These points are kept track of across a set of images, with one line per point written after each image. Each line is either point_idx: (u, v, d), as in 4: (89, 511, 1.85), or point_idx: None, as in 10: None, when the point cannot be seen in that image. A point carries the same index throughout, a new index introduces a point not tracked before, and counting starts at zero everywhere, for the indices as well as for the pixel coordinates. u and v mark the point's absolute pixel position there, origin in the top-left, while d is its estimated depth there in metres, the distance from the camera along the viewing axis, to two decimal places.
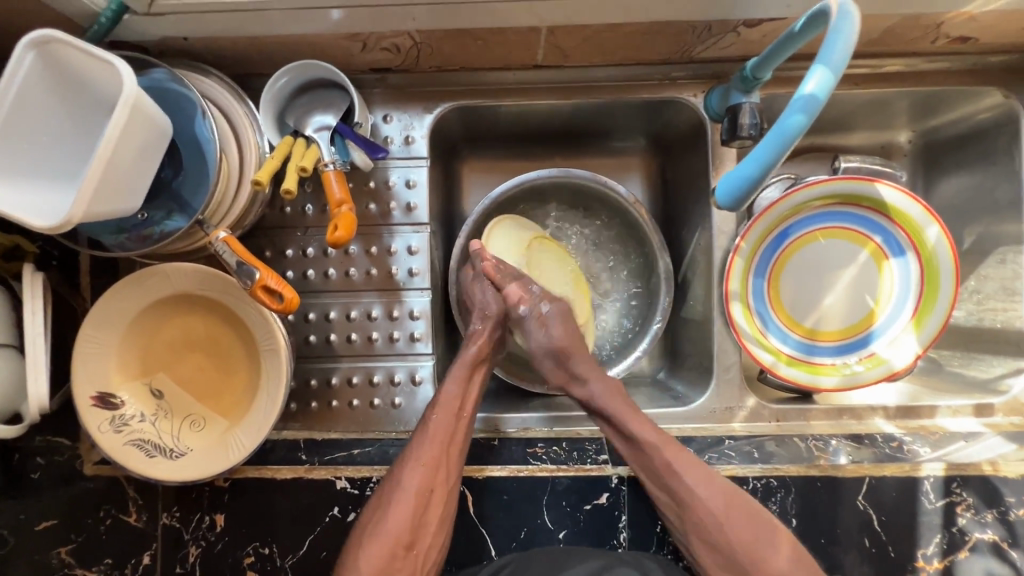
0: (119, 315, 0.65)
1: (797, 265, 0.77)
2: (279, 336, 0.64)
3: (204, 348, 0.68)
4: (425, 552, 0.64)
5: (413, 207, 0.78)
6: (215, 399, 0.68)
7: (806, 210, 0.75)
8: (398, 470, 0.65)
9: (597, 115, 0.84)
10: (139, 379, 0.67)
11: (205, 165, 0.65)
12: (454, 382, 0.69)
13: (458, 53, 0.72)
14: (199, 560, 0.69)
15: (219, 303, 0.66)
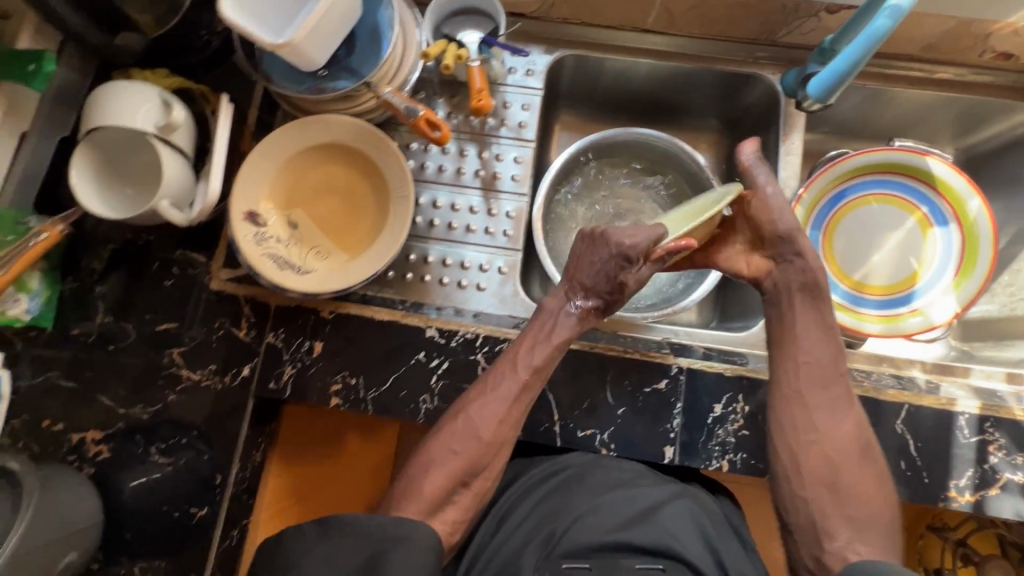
0: (282, 151, 0.77)
1: (850, 224, 0.88)
2: (411, 186, 0.77)
3: (341, 195, 0.80)
4: (481, 492, 0.69)
5: (523, 126, 0.91)
6: (340, 236, 0.79)
7: (862, 176, 0.87)
8: (477, 411, 0.70)
9: (684, 86, 0.98)
10: (281, 208, 0.78)
11: (378, 42, 0.79)
12: (545, 349, 0.73)
13: (587, 5, 0.88)
14: (292, 379, 0.77)
15: (363, 155, 0.79)
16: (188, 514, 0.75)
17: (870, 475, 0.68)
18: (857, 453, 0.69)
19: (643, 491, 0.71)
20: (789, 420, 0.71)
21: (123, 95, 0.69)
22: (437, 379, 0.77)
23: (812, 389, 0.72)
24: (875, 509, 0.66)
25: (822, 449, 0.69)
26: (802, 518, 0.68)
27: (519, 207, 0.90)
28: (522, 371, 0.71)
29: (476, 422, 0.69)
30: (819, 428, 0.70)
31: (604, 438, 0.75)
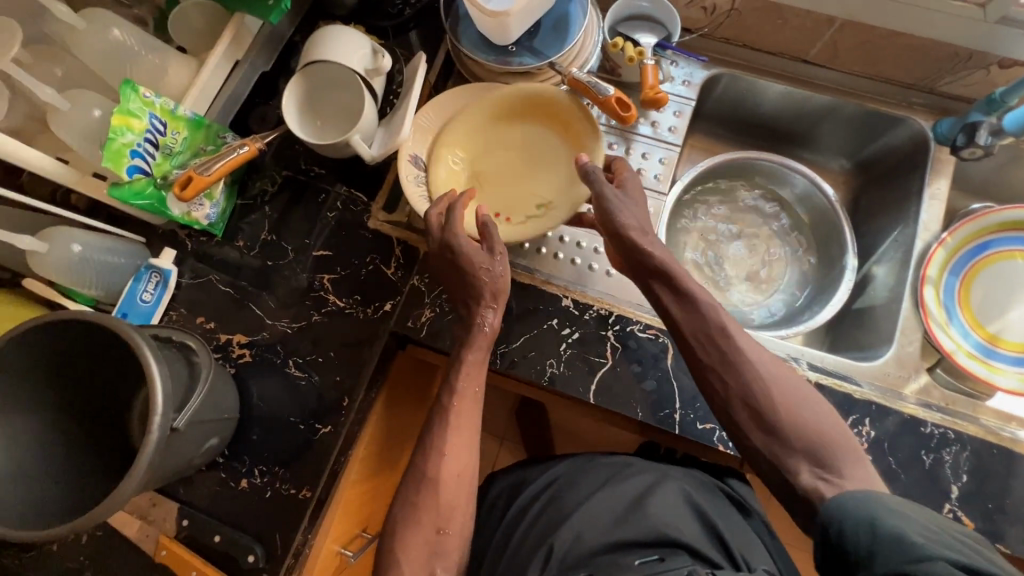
0: (454, 105, 0.84)
1: (989, 276, 0.87)
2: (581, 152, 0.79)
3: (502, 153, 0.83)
4: (461, 527, 0.69)
5: (672, 130, 0.95)
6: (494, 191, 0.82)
7: (1008, 231, 0.88)
8: (423, 461, 0.70)
9: (828, 121, 1.01)
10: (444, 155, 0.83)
11: (565, 29, 0.84)
12: (471, 367, 0.72)
13: (757, 28, 0.93)
14: (429, 321, 0.81)
15: (533, 120, 0.83)
16: (312, 429, 0.79)
17: (802, 403, 0.65)
18: (771, 388, 0.66)
19: (629, 484, 0.75)
20: (709, 389, 0.69)
21: (344, 39, 0.78)
22: (567, 347, 0.79)
23: (698, 347, 0.69)
24: (831, 445, 0.63)
25: (749, 403, 0.66)
26: (787, 495, 0.64)
27: (655, 205, 0.93)
28: (449, 403, 0.71)
29: (428, 459, 0.70)
30: (725, 381, 0.67)
31: (723, 434, 0.76)
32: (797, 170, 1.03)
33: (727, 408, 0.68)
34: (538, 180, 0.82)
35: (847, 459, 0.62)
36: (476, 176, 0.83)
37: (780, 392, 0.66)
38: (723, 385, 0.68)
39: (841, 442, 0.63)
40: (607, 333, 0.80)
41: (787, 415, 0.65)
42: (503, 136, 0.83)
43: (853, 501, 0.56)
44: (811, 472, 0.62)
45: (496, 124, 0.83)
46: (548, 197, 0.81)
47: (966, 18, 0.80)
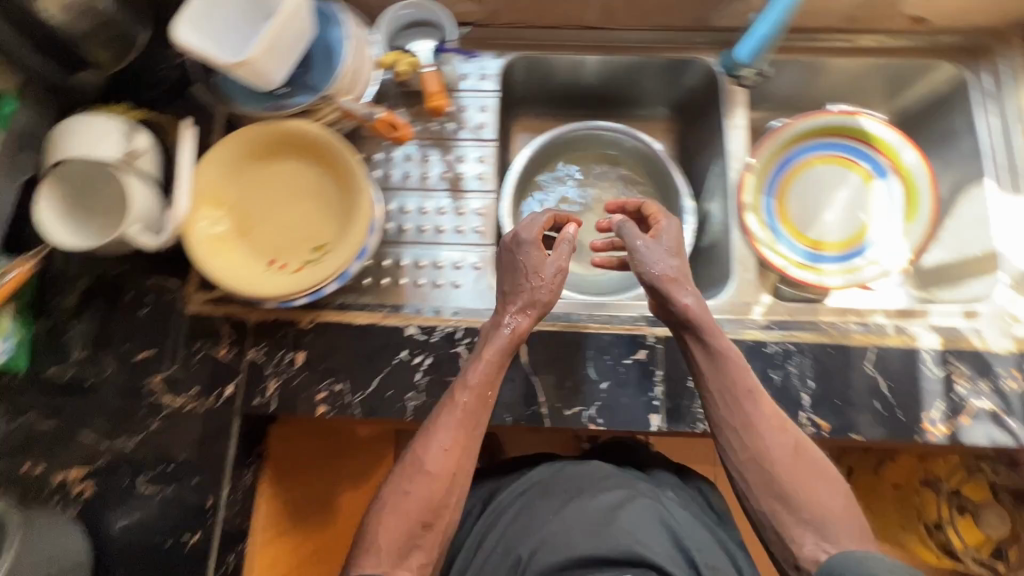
0: (228, 153, 0.77)
1: (799, 187, 0.93)
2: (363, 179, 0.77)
3: (285, 197, 0.79)
4: (445, 527, 0.68)
5: (482, 126, 0.94)
6: (281, 238, 0.78)
7: (805, 141, 0.93)
8: (422, 450, 0.68)
9: (631, 77, 1.04)
10: (219, 208, 0.77)
11: (332, 57, 0.81)
12: (483, 365, 0.71)
13: (532, 7, 0.93)
14: (276, 392, 0.77)
15: (313, 153, 0.79)
16: (183, 541, 0.74)
17: (803, 463, 0.67)
18: (783, 454, 0.67)
19: (607, 495, 0.79)
20: (728, 443, 0.69)
21: (85, 130, 0.70)
22: (422, 375, 0.78)
23: (722, 397, 0.70)
24: (827, 507, 0.65)
25: (759, 459, 0.67)
26: (770, 532, 0.66)
27: (486, 204, 0.93)
28: (456, 394, 0.70)
29: (432, 447, 0.68)
30: (774, 446, 0.68)
31: (591, 414, 0.77)
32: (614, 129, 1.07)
33: (740, 462, 0.68)
34: (308, 217, 0.79)
35: (830, 509, 0.65)
36: (243, 221, 0.78)
37: (790, 449, 0.68)
38: (754, 445, 0.68)
39: (827, 492, 0.66)
40: (458, 350, 0.79)
41: (796, 481, 0.66)
42: (267, 172, 0.79)
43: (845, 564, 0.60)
44: (814, 543, 0.64)
45: (260, 162, 0.79)
46: (323, 236, 0.78)
47: None
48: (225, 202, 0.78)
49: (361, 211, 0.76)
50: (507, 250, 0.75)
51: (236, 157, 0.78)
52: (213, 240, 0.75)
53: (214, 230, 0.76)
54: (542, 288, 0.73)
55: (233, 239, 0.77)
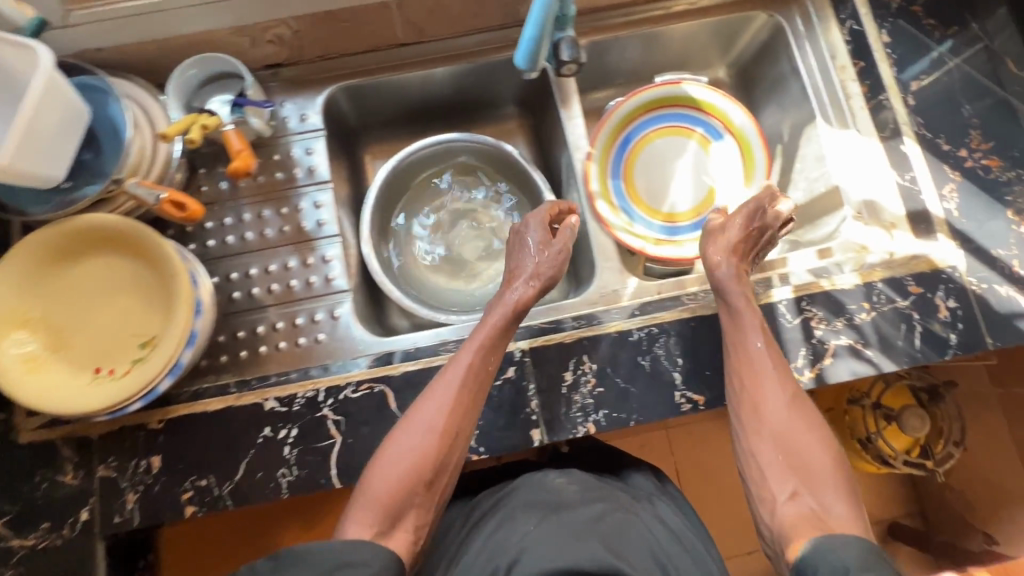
0: (19, 266, 0.71)
1: (644, 164, 0.94)
2: (179, 262, 0.72)
3: (100, 296, 0.74)
4: (443, 491, 0.69)
5: (314, 169, 0.90)
6: (103, 343, 0.72)
7: (639, 118, 0.93)
8: (424, 407, 0.70)
9: (464, 84, 1.01)
10: (25, 328, 0.71)
11: (117, 138, 0.75)
12: (488, 329, 0.75)
13: (334, 37, 0.89)
14: (138, 505, 0.72)
15: (119, 243, 0.74)
16: None
17: (804, 435, 0.70)
18: (787, 413, 0.71)
19: (589, 507, 0.75)
20: (741, 398, 0.73)
21: None
22: (291, 448, 0.74)
23: (735, 351, 0.75)
24: (824, 486, 0.67)
25: (762, 411, 0.71)
26: (758, 483, 0.70)
27: (339, 249, 0.89)
28: (461, 355, 0.73)
29: (440, 401, 0.69)
30: (778, 403, 0.71)
31: (472, 444, 0.75)
32: (464, 137, 1.03)
33: (746, 413, 0.72)
34: (130, 312, 0.73)
35: (825, 490, 0.67)
36: (57, 333, 0.72)
37: (802, 420, 0.71)
38: (766, 396, 0.72)
39: (827, 474, 0.67)
40: (323, 413, 0.75)
41: (798, 456, 0.69)
42: (75, 275, 0.73)
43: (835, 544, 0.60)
44: (799, 503, 0.66)
45: (62, 265, 0.73)
46: (149, 329, 0.73)
47: None
48: (32, 319, 0.72)
49: (179, 296, 0.71)
50: (522, 230, 0.84)
51: (32, 268, 0.71)
52: (21, 363, 0.69)
53: (21, 353, 0.69)
54: (547, 261, 0.80)
55: (48, 357, 0.71)
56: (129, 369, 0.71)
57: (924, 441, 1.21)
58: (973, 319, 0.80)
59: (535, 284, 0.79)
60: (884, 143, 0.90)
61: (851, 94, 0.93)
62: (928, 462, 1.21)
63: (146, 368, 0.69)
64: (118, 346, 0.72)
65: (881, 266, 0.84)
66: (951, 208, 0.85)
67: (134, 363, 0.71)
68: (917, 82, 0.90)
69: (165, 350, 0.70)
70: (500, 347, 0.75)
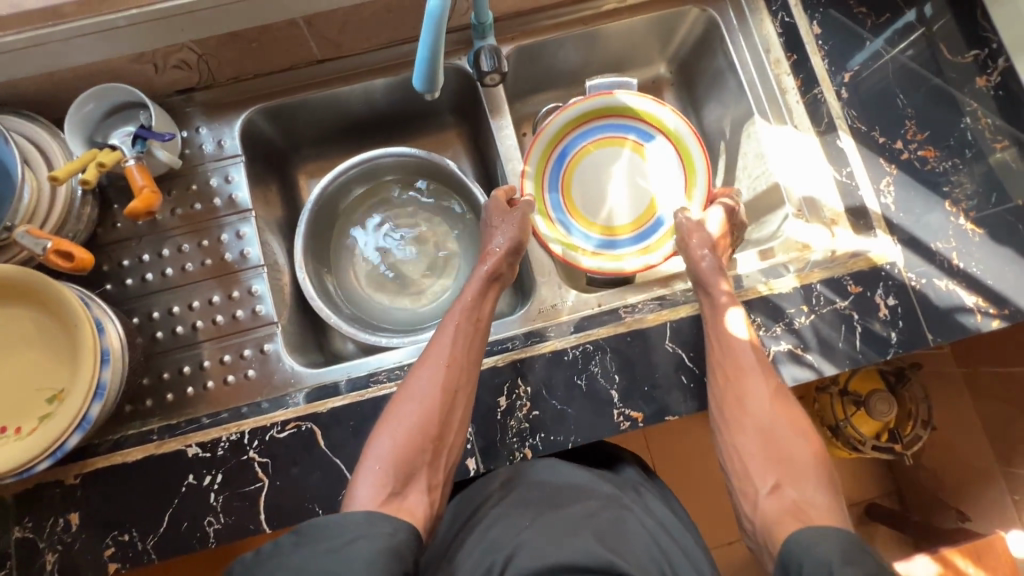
0: None
1: (582, 176, 0.91)
2: (81, 311, 0.68)
3: (4, 350, 0.70)
4: (451, 451, 0.68)
5: (236, 197, 0.87)
6: (8, 400, 0.69)
7: (575, 130, 0.90)
8: (415, 379, 0.69)
9: (392, 97, 0.98)
10: None
11: (10, 182, 0.71)
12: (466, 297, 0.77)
13: (245, 59, 0.85)
14: (57, 565, 0.69)
15: (19, 293, 0.70)
16: None
17: (789, 421, 0.70)
18: (768, 405, 0.70)
19: (583, 503, 0.69)
20: (722, 391, 0.72)
21: None
22: (216, 495, 0.71)
23: (718, 337, 0.74)
24: (808, 474, 0.66)
25: (743, 401, 0.71)
26: (740, 474, 0.69)
27: (265, 279, 0.85)
28: (444, 324, 0.74)
29: (437, 361, 0.70)
30: (758, 392, 0.71)
31: None
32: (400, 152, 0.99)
33: (726, 401, 0.71)
34: (36, 365, 0.70)
35: (811, 478, 0.65)
36: None
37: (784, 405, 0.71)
38: (749, 386, 0.71)
39: (809, 461, 0.67)
40: (249, 456, 0.72)
41: (784, 445, 0.68)
42: None
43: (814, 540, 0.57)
44: (774, 492, 0.65)
45: None
46: (57, 382, 0.69)
47: None
48: None
49: (84, 347, 0.67)
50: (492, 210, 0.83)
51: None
52: None
53: None
54: (509, 225, 0.81)
55: None
56: (37, 426, 0.67)
57: (891, 425, 1.19)
58: (913, 316, 0.78)
59: (509, 248, 0.80)
60: (821, 138, 0.88)
61: (787, 89, 0.91)
62: (897, 446, 1.18)
63: (52, 425, 0.66)
64: (26, 402, 0.69)
65: (820, 266, 0.82)
66: (888, 202, 0.83)
67: (42, 419, 0.68)
68: (852, 73, 0.89)
69: (72, 406, 0.67)
70: (480, 315, 0.76)
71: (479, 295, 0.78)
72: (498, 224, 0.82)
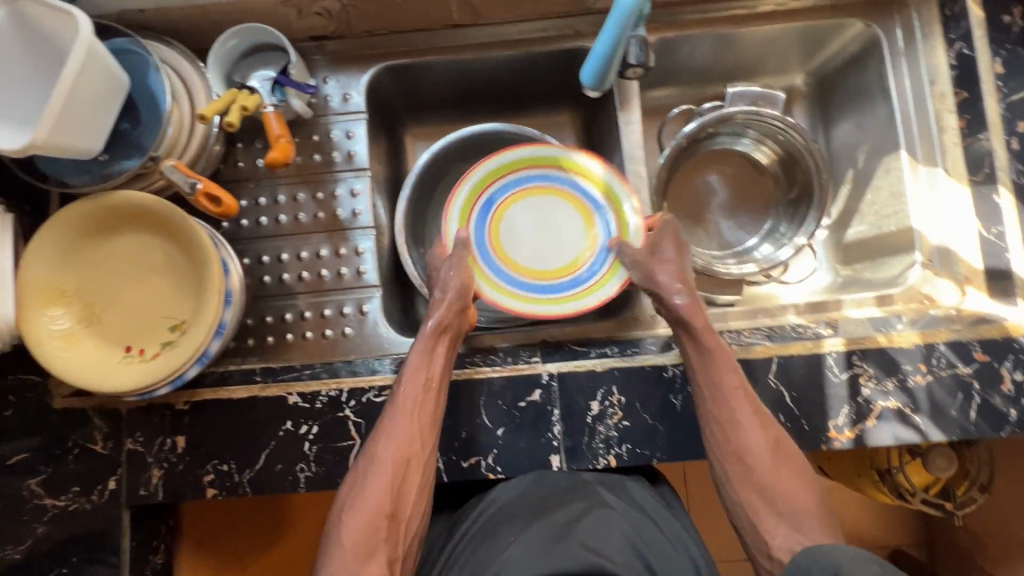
0: (57, 239, 0.70)
1: (508, 233, 0.83)
2: (213, 253, 0.71)
3: (133, 276, 0.73)
4: (410, 518, 0.68)
5: (354, 155, 0.86)
6: (135, 323, 0.72)
7: (484, 190, 0.82)
8: (373, 446, 0.69)
9: (516, 71, 0.95)
10: (61, 300, 0.71)
11: (158, 113, 0.73)
12: (415, 356, 0.73)
13: (384, 13, 0.82)
14: (162, 481, 0.74)
15: (156, 223, 0.72)
16: None
17: (782, 458, 0.68)
18: (758, 448, 0.68)
19: (565, 507, 0.66)
20: (712, 437, 0.70)
21: None
22: (311, 445, 0.74)
23: (709, 396, 0.70)
24: (810, 512, 0.65)
25: (736, 450, 0.68)
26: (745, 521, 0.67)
27: (371, 241, 0.86)
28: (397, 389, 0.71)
29: (387, 432, 0.69)
30: (745, 437, 0.68)
31: (489, 462, 0.74)
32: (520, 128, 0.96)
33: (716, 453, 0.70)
34: (162, 293, 0.73)
35: (812, 512, 0.65)
36: (90, 309, 0.72)
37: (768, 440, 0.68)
38: (738, 432, 0.69)
39: (806, 494, 0.66)
40: (345, 414, 0.75)
41: (783, 487, 0.67)
42: (108, 252, 0.73)
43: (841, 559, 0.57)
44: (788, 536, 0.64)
45: (96, 240, 0.72)
46: (180, 313, 0.72)
47: None
48: (67, 292, 0.72)
49: (210, 287, 0.70)
50: (433, 267, 0.80)
51: (67, 241, 0.71)
52: (56, 337, 0.70)
53: (57, 326, 0.70)
54: (451, 281, 0.77)
55: (82, 331, 0.71)
56: (158, 352, 0.71)
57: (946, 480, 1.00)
58: None
59: (456, 297, 0.76)
60: (974, 189, 0.82)
61: (946, 128, 0.84)
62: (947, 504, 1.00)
63: (176, 355, 0.70)
64: (151, 327, 0.72)
65: (944, 323, 0.78)
66: None
67: (164, 346, 0.71)
68: None
69: (194, 339, 0.70)
70: (434, 369, 0.73)
71: (427, 353, 0.74)
72: (441, 272, 0.79)
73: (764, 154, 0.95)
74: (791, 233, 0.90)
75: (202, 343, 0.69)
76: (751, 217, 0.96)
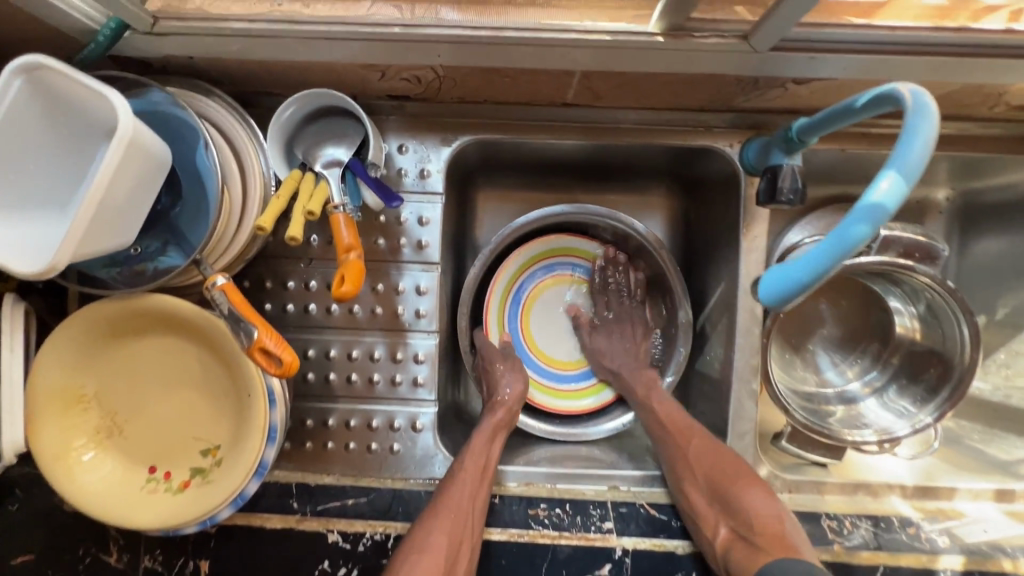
0: (79, 341, 0.59)
1: (541, 315, 0.88)
2: (260, 383, 0.59)
3: (165, 384, 0.63)
4: None
5: (424, 245, 0.73)
6: (164, 438, 0.63)
7: (521, 274, 0.86)
8: (422, 525, 0.63)
9: (622, 154, 0.80)
10: (77, 408, 0.60)
11: (204, 196, 0.59)
12: (478, 440, 0.71)
13: (485, 87, 0.67)
14: None
15: (195, 331, 0.61)
16: None
17: (713, 458, 0.69)
18: (698, 467, 0.69)
19: None
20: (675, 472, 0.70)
21: None
22: None
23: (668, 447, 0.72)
24: (749, 499, 0.65)
25: (699, 483, 0.68)
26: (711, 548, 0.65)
27: (431, 347, 0.74)
28: (455, 470, 0.67)
29: (439, 508, 0.64)
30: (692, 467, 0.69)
31: None
32: (611, 213, 0.82)
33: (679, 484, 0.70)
34: (197, 410, 0.63)
35: (751, 496, 0.65)
36: (112, 419, 0.62)
37: (696, 444, 0.70)
38: (695, 465, 0.69)
39: (742, 483, 0.66)
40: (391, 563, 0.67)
41: (720, 483, 0.67)
42: (137, 354, 0.62)
43: (778, 565, 0.58)
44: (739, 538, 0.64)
45: (124, 340, 0.62)
46: (215, 436, 0.63)
47: (729, 53, 0.55)
48: (86, 397, 0.61)
49: (253, 421, 0.60)
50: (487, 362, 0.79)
51: (87, 342, 0.60)
52: (71, 454, 0.59)
53: (71, 441, 0.59)
54: (510, 378, 0.78)
55: (101, 445, 0.61)
56: (191, 479, 0.62)
57: None
58: None
59: (517, 395, 0.77)
60: None
61: None
62: None
63: (211, 493, 0.60)
64: (184, 446, 0.63)
65: None
66: None
67: (198, 472, 0.62)
68: None
69: (231, 475, 0.60)
70: (493, 453, 0.70)
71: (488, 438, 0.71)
72: (497, 373, 0.79)
73: (904, 324, 0.80)
74: (906, 402, 0.77)
75: (244, 484, 0.60)
76: (864, 359, 0.83)
